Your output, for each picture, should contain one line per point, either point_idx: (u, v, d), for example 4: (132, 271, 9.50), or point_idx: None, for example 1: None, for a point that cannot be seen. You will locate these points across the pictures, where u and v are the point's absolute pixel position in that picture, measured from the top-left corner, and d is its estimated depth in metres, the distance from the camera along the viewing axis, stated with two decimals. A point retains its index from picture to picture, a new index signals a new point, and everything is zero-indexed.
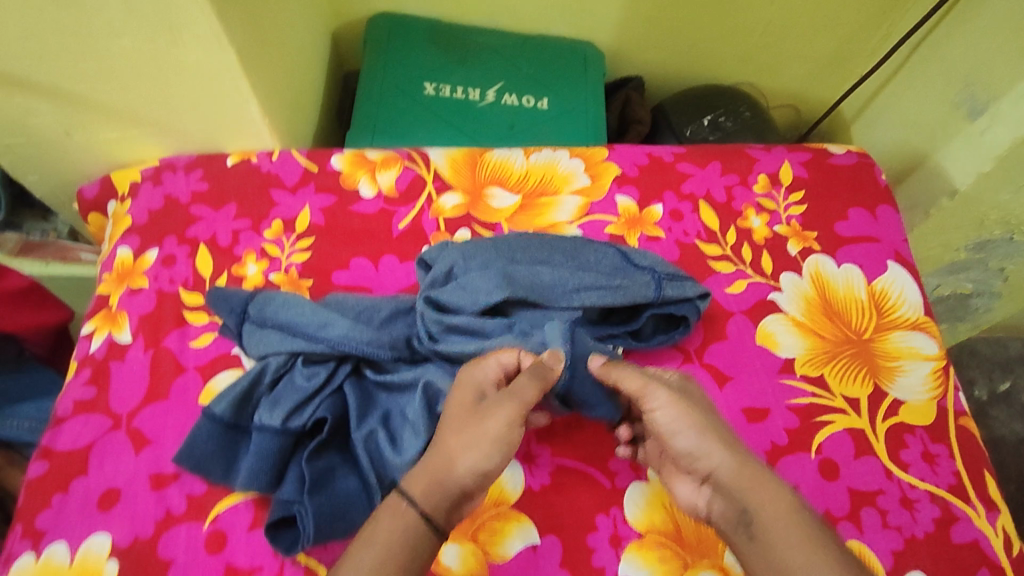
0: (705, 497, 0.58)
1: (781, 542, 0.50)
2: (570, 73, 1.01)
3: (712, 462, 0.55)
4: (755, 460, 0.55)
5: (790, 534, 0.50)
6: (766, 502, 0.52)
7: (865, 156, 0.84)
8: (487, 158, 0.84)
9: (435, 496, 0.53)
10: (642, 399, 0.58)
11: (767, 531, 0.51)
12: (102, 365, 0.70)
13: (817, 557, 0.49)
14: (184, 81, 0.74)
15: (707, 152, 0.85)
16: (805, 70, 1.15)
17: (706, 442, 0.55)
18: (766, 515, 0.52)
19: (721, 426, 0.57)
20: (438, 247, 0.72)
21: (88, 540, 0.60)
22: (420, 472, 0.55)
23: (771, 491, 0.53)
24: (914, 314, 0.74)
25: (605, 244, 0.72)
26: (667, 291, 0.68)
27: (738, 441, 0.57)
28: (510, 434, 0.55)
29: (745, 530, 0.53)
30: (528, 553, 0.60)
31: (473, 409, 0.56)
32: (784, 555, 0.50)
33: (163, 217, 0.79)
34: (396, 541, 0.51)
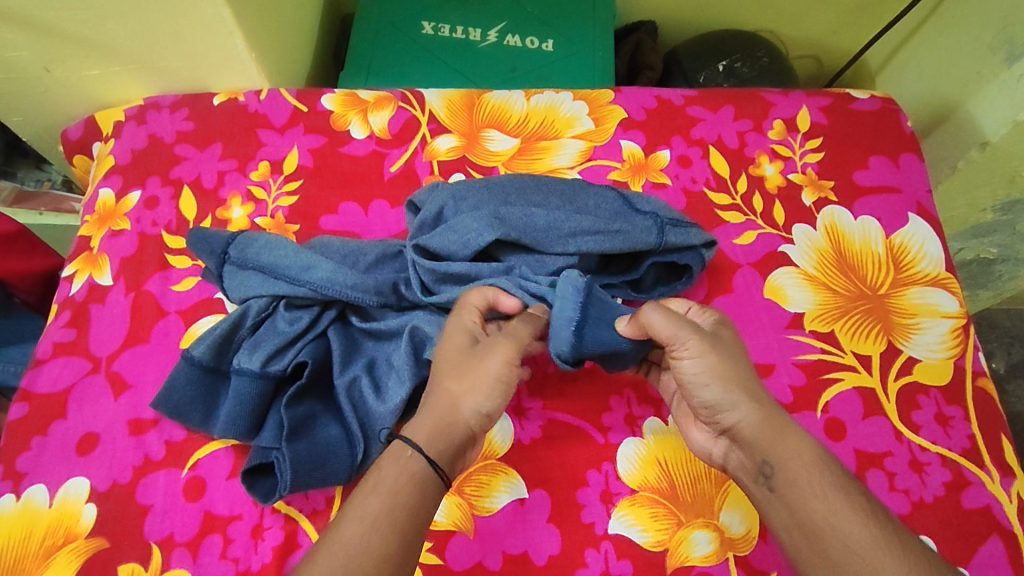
0: (721, 447, 0.55)
1: (807, 496, 0.48)
2: (578, 13, 0.95)
3: (734, 414, 0.51)
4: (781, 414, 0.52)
5: (815, 489, 0.48)
6: (792, 459, 0.49)
7: (890, 101, 0.79)
8: (486, 99, 0.79)
9: (440, 441, 0.51)
10: (671, 345, 0.52)
11: (791, 484, 0.49)
12: (82, 308, 0.68)
13: (843, 514, 0.47)
14: (162, 11, 0.69)
15: (720, 95, 0.79)
16: (830, 16, 1.07)
17: (736, 392, 0.51)
18: (791, 472, 0.49)
19: (751, 374, 0.52)
20: (428, 188, 0.68)
21: (67, 483, 0.59)
22: (420, 419, 0.52)
23: (796, 444, 0.50)
24: (934, 269, 0.69)
25: (606, 188, 0.67)
26: (669, 237, 0.64)
27: (764, 393, 0.52)
28: (509, 374, 0.53)
29: (764, 481, 0.50)
30: (514, 507, 0.58)
31: (468, 353, 0.54)
32: (810, 510, 0.47)
33: (146, 158, 0.76)
34: (404, 491, 0.48)
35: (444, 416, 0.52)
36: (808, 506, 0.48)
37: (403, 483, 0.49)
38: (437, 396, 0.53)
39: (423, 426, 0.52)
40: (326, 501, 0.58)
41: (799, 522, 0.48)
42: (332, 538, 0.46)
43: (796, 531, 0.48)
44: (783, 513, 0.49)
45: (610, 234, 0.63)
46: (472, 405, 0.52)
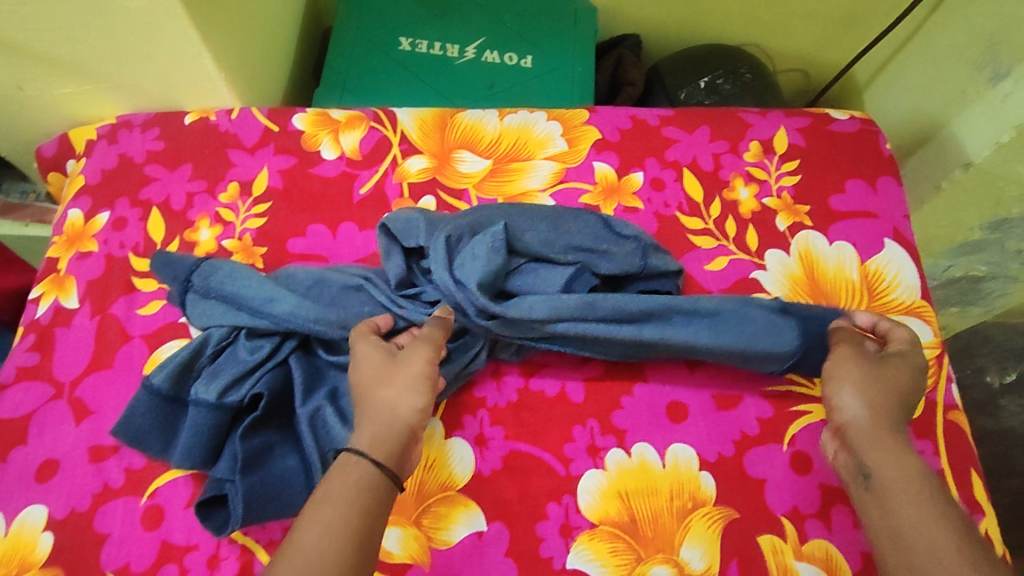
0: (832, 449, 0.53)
1: (900, 500, 0.45)
2: (558, 29, 0.94)
3: (849, 407, 0.51)
4: (902, 435, 0.49)
5: (919, 500, 0.45)
6: (891, 466, 0.47)
7: (869, 122, 0.77)
8: (459, 119, 0.78)
9: (385, 444, 0.50)
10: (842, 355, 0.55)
11: (887, 485, 0.46)
12: (46, 331, 0.67)
13: (934, 524, 0.43)
14: (127, 29, 0.69)
15: (696, 115, 0.78)
16: (817, 30, 1.06)
17: (865, 392, 0.51)
18: (887, 475, 0.46)
19: (899, 392, 0.51)
20: (401, 215, 0.65)
21: (25, 511, 0.59)
22: (356, 429, 0.52)
23: (909, 458, 0.47)
24: (909, 298, 0.68)
25: (585, 211, 0.68)
26: (653, 262, 0.65)
27: (899, 417, 0.50)
28: (432, 371, 0.54)
29: (863, 481, 0.48)
30: (472, 540, 0.57)
31: (389, 362, 0.55)
32: (904, 513, 0.44)
33: (116, 178, 0.75)
34: (353, 494, 0.47)
35: (383, 420, 0.51)
36: (903, 512, 0.45)
37: (353, 489, 0.47)
38: (367, 405, 0.53)
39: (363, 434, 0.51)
40: (282, 531, 0.58)
41: (889, 524, 0.45)
42: (290, 548, 0.44)
43: (884, 535, 0.45)
44: (877, 517, 0.46)
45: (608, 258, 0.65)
46: (408, 402, 0.52)
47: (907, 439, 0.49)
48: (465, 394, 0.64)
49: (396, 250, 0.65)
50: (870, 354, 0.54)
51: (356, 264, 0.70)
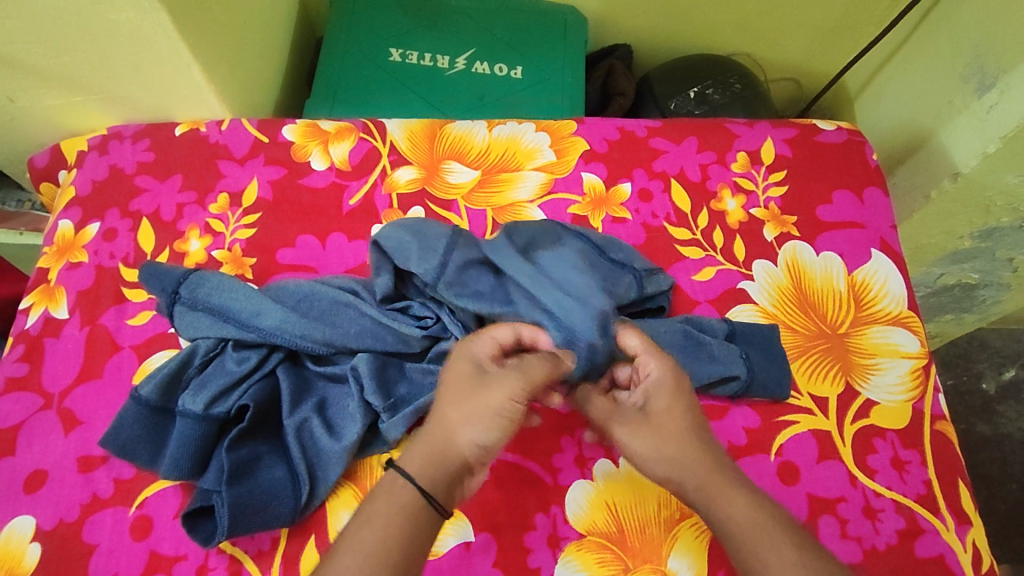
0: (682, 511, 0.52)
1: (753, 555, 0.46)
2: (548, 40, 0.94)
3: (667, 474, 0.50)
4: (726, 470, 0.50)
5: (768, 544, 0.46)
6: (733, 517, 0.47)
7: (856, 133, 0.78)
8: (448, 130, 0.79)
9: (437, 473, 0.47)
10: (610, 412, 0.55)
11: (735, 541, 0.47)
12: (36, 342, 0.67)
13: (788, 570, 0.45)
14: (115, 42, 0.69)
15: (684, 126, 0.78)
16: (807, 39, 1.06)
17: (663, 449, 0.50)
18: (733, 529, 0.47)
19: (682, 427, 0.51)
20: (394, 229, 0.64)
21: (13, 522, 0.59)
22: (420, 447, 0.49)
23: (739, 501, 0.48)
24: (896, 308, 0.68)
25: (578, 232, 0.68)
26: (647, 289, 0.66)
27: (716, 454, 0.51)
28: (512, 409, 0.50)
29: (717, 540, 0.49)
30: (460, 551, 0.57)
31: (485, 386, 0.50)
32: (765, 566, 0.45)
33: (107, 189, 0.76)
34: (392, 524, 0.45)
35: (450, 448, 0.48)
36: (760, 561, 0.45)
37: (399, 520, 0.45)
38: (438, 423, 0.50)
39: (421, 454, 0.48)
40: (271, 542, 0.57)
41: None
42: (327, 574, 0.42)
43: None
44: (743, 571, 0.47)
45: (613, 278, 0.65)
46: (476, 439, 0.49)
47: (731, 470, 0.50)
48: None
49: (384, 267, 0.64)
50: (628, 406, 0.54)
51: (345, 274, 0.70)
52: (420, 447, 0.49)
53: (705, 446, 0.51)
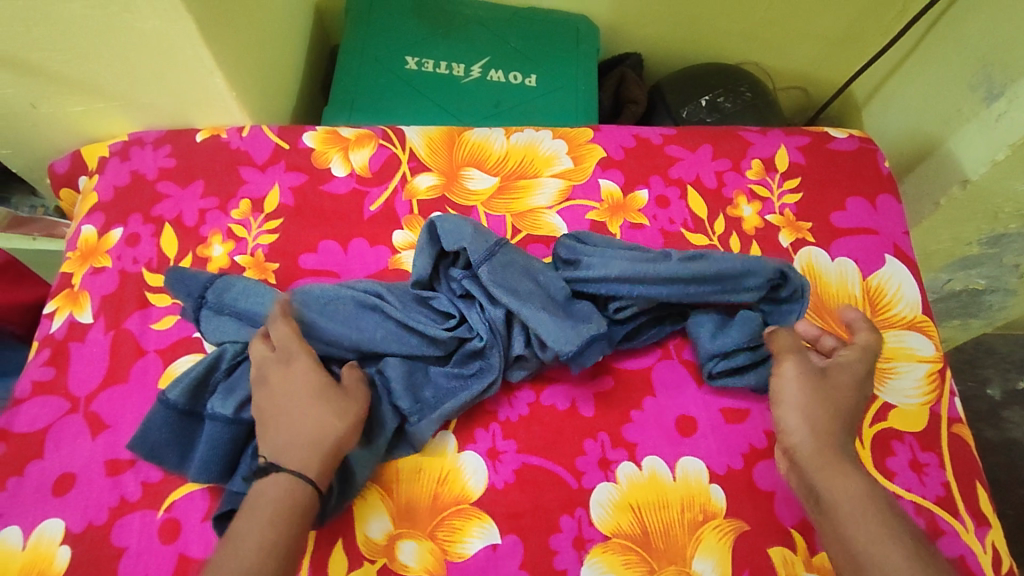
0: (787, 467, 0.56)
1: (849, 523, 0.49)
2: (562, 48, 0.96)
3: (801, 434, 0.54)
4: (841, 445, 0.53)
5: (866, 511, 0.49)
6: (838, 486, 0.50)
7: (868, 140, 0.79)
8: (466, 137, 0.80)
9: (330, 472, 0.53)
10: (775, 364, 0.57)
11: (835, 506, 0.50)
12: (61, 346, 0.68)
13: (879, 535, 0.48)
14: (140, 51, 0.70)
15: (699, 134, 0.80)
16: (815, 48, 1.08)
17: (830, 421, 0.54)
18: (835, 496, 0.50)
19: (835, 404, 0.55)
20: (452, 220, 0.64)
21: (42, 524, 0.60)
22: (278, 434, 0.54)
23: (853, 481, 0.50)
24: (911, 313, 0.69)
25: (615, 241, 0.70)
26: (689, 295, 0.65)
27: (834, 426, 0.54)
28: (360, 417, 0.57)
29: (814, 502, 0.52)
30: (487, 552, 0.58)
31: (333, 390, 0.57)
32: (852, 532, 0.48)
33: (129, 195, 0.76)
34: (280, 515, 0.49)
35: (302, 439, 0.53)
36: (850, 526, 0.49)
37: (288, 503, 0.50)
38: (297, 414, 0.54)
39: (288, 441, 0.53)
40: None
41: (840, 541, 0.49)
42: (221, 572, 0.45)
43: (835, 546, 0.49)
44: (827, 535, 0.50)
45: (653, 279, 0.64)
46: (347, 436, 0.55)
47: (845, 446, 0.53)
48: (477, 408, 0.64)
49: (431, 250, 0.65)
50: (812, 365, 0.57)
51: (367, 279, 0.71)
52: (263, 441, 0.54)
53: (847, 428, 0.55)
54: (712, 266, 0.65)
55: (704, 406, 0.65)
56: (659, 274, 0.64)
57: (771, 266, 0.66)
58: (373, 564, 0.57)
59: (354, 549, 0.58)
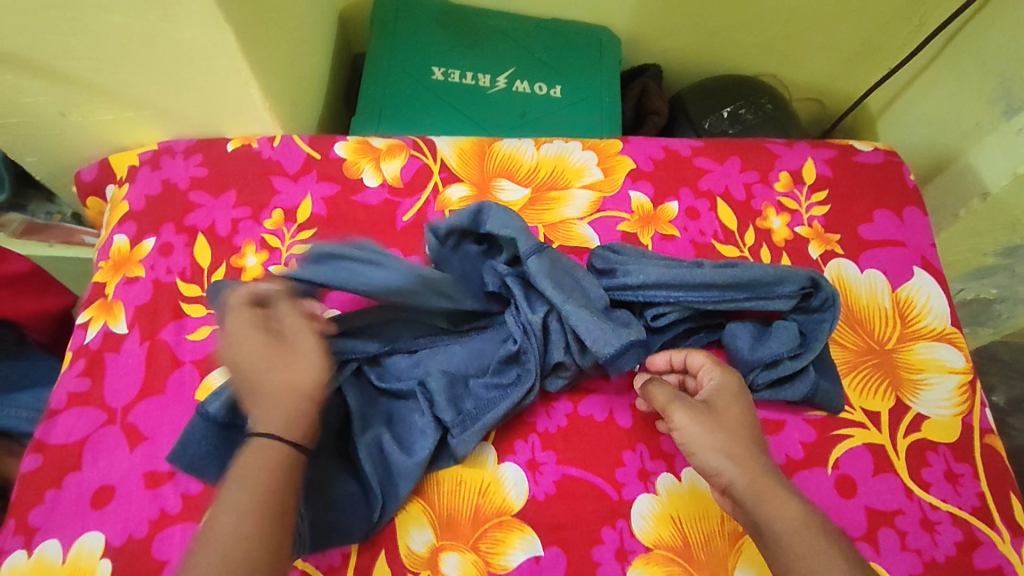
0: (730, 507, 0.55)
1: (793, 553, 0.48)
2: (586, 59, 0.96)
3: (726, 473, 0.53)
4: (770, 471, 0.53)
5: (798, 537, 0.49)
6: (777, 515, 0.50)
7: (893, 153, 0.80)
8: (497, 148, 0.80)
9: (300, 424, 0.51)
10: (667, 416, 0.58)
11: (778, 537, 0.49)
12: (96, 356, 0.68)
13: (821, 561, 0.48)
14: (176, 62, 0.70)
15: (727, 146, 0.80)
16: (832, 61, 1.09)
17: (741, 452, 0.54)
18: (777, 528, 0.50)
19: (739, 432, 0.55)
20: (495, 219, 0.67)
21: (82, 537, 0.59)
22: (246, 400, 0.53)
23: (787, 507, 0.50)
24: (940, 324, 0.70)
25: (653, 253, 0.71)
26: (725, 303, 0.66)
27: (758, 454, 0.54)
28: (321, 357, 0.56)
29: (758, 536, 0.51)
30: (531, 564, 0.58)
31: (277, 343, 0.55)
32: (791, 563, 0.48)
33: (161, 204, 0.76)
34: (256, 485, 0.47)
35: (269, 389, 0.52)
36: (789, 558, 0.48)
37: (266, 471, 0.48)
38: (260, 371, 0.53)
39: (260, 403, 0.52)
40: (342, 558, 0.58)
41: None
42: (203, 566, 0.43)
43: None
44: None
45: (691, 288, 0.65)
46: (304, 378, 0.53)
47: (774, 472, 0.54)
48: (516, 418, 0.65)
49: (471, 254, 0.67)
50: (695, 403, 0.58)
51: None
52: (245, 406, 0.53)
53: (757, 451, 0.55)
54: (748, 273, 0.66)
55: None
56: (696, 282, 0.65)
57: (804, 275, 0.67)
58: None
59: (397, 562, 0.58)
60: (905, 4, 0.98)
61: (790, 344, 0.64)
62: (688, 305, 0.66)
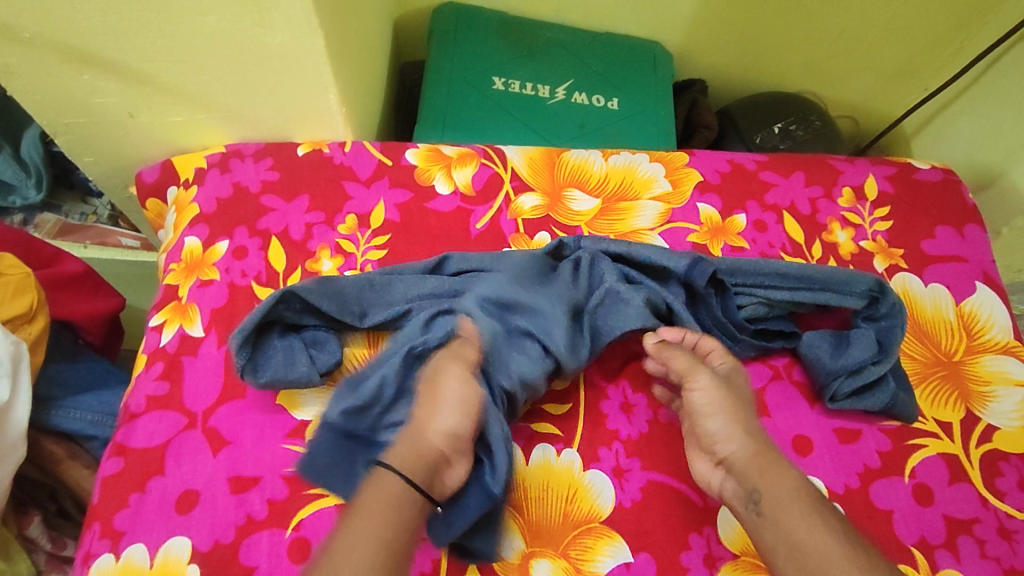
0: (718, 478, 0.59)
1: (791, 517, 0.53)
2: (640, 73, 0.98)
3: (733, 445, 0.58)
4: (773, 450, 0.59)
5: (790, 500, 0.54)
6: (778, 484, 0.55)
7: (950, 172, 0.84)
8: (566, 158, 0.81)
9: (418, 464, 0.53)
10: (687, 379, 0.62)
11: (775, 504, 0.54)
12: (174, 359, 0.67)
13: (816, 525, 0.52)
14: (263, 66, 0.70)
15: (790, 161, 0.83)
16: (871, 82, 1.13)
17: (746, 426, 0.60)
18: (777, 494, 0.55)
19: (735, 406, 0.61)
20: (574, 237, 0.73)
21: (168, 543, 0.58)
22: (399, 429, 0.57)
23: (786, 475, 0.56)
24: (1004, 338, 0.72)
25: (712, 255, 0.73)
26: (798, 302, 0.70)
27: (760, 431, 0.60)
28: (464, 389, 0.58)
29: (752, 503, 0.56)
30: (621, 570, 0.58)
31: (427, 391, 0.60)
32: (788, 524, 0.53)
33: (233, 207, 0.76)
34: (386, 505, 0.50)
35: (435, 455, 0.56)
36: (788, 521, 0.53)
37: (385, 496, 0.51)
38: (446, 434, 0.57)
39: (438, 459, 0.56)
40: (433, 564, 0.58)
41: (785, 538, 0.53)
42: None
43: (779, 544, 0.53)
44: (772, 537, 0.54)
45: (767, 280, 0.69)
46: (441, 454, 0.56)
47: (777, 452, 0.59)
48: (598, 425, 0.65)
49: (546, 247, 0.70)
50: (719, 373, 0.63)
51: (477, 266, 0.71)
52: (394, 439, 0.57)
53: (753, 425, 0.60)
54: (818, 272, 0.70)
55: (818, 425, 0.66)
56: (773, 274, 0.69)
57: (870, 280, 0.70)
58: None
59: (489, 568, 0.58)
60: (947, 28, 1.01)
61: (870, 350, 0.66)
62: (765, 299, 0.69)
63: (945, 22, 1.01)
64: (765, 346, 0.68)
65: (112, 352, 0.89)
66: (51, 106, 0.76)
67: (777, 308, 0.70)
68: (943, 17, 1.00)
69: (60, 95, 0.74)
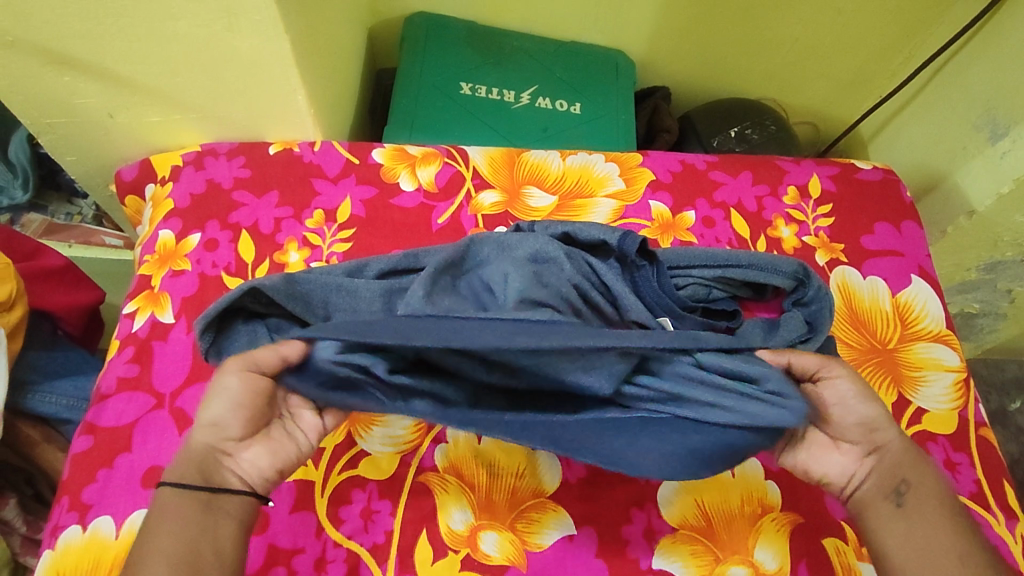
0: (860, 468, 0.54)
1: (932, 514, 0.51)
2: (603, 80, 1.03)
3: (869, 407, 0.55)
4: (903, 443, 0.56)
5: (934, 501, 0.52)
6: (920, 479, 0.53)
7: (890, 172, 0.88)
8: (525, 158, 0.86)
9: (186, 463, 0.49)
10: (823, 374, 0.56)
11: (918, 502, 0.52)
12: (144, 345, 0.70)
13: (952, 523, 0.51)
14: (234, 70, 0.74)
15: (739, 162, 0.87)
16: (827, 88, 1.18)
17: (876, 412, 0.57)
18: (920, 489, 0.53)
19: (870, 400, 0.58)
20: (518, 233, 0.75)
21: (133, 516, 0.60)
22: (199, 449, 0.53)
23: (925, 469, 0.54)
24: (936, 327, 0.76)
25: (665, 249, 0.75)
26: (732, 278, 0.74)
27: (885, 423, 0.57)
28: (250, 386, 0.50)
29: (895, 496, 0.52)
30: (565, 542, 0.61)
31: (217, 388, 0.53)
32: (936, 524, 0.51)
33: (206, 202, 0.80)
34: (163, 516, 0.47)
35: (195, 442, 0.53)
36: (931, 518, 0.51)
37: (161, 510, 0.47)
38: None
39: None
40: (386, 535, 0.61)
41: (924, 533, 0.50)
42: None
43: (921, 540, 0.50)
44: (901, 533, 0.51)
45: (698, 262, 0.74)
46: (206, 424, 0.50)
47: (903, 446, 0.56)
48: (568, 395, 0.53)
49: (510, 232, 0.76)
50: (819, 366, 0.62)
51: (423, 250, 0.75)
52: None
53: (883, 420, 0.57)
54: (743, 258, 0.74)
55: None
56: (703, 256, 0.74)
57: (794, 263, 0.73)
58: (457, 554, 0.60)
59: (438, 541, 0.61)
60: (895, 37, 1.07)
61: (798, 330, 0.70)
62: (701, 280, 0.74)
63: (893, 32, 1.06)
64: (713, 326, 0.72)
65: (91, 345, 0.91)
66: (34, 107, 0.80)
67: (717, 289, 0.74)
68: (890, 27, 1.05)
69: (41, 96, 0.78)
